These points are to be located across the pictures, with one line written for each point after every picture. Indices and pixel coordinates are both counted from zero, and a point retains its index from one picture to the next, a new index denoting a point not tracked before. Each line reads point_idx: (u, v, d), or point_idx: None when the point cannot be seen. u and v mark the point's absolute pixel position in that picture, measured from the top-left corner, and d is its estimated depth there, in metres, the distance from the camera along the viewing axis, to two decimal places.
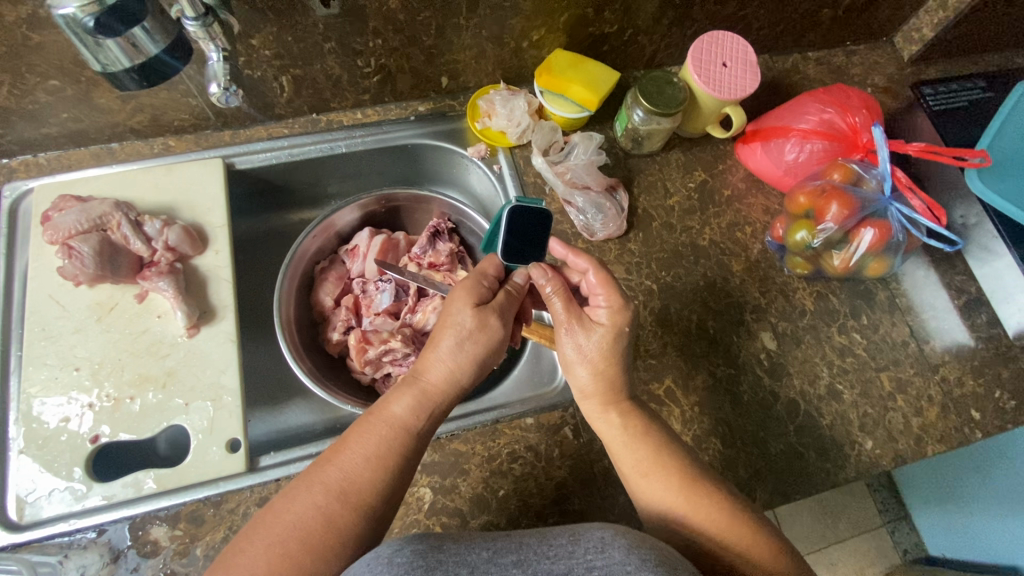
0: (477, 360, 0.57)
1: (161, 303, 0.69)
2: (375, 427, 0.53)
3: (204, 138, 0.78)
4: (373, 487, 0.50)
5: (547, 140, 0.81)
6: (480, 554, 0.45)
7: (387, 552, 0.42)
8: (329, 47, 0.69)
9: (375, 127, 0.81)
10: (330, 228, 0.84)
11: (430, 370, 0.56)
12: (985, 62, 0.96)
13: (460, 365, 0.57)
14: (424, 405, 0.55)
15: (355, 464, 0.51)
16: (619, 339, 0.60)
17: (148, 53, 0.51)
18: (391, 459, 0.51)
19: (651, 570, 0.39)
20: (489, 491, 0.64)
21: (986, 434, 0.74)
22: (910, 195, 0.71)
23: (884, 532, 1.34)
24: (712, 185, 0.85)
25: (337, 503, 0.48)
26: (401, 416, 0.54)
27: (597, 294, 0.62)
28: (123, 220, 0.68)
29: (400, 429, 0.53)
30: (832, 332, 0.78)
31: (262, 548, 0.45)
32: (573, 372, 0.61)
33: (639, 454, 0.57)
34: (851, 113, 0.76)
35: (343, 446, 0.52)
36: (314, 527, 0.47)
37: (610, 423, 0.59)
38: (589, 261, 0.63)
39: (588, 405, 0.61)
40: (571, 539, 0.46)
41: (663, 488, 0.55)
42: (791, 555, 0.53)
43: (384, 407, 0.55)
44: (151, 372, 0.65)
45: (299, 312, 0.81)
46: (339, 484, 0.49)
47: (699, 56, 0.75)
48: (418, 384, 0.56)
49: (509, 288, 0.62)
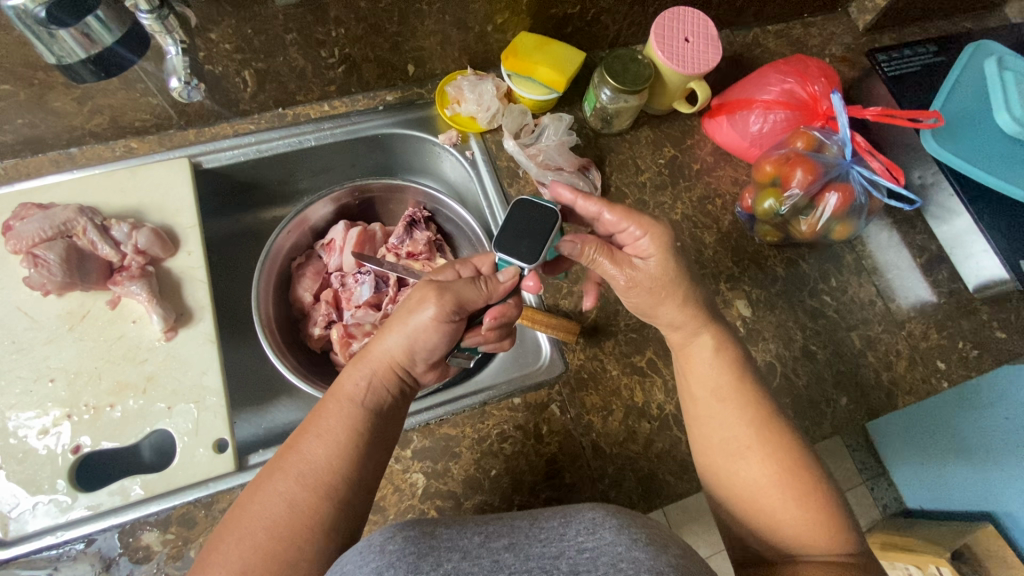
0: (412, 334, 0.55)
1: (136, 308, 0.67)
2: (327, 404, 0.53)
3: (168, 139, 0.76)
4: (328, 464, 0.50)
5: (518, 124, 0.81)
6: (472, 539, 0.46)
7: (379, 540, 0.43)
8: (290, 38, 0.68)
9: (343, 118, 0.81)
10: (305, 223, 0.83)
11: (376, 345, 0.56)
12: (934, 28, 0.99)
13: (397, 340, 0.55)
14: (368, 376, 0.55)
15: (310, 444, 0.51)
16: (671, 259, 0.60)
17: (104, 43, 0.50)
18: (340, 433, 0.51)
19: (642, 548, 0.42)
20: (481, 472, 0.65)
21: (951, 383, 0.78)
22: (869, 157, 0.74)
23: (864, 490, 1.39)
24: (682, 159, 0.86)
25: (297, 487, 0.48)
26: (348, 389, 0.54)
27: (625, 228, 0.61)
28: (89, 225, 0.66)
29: (346, 401, 0.53)
30: (803, 296, 0.80)
31: (232, 544, 0.46)
32: (656, 313, 0.62)
33: (723, 378, 0.59)
34: (810, 82, 0.78)
35: (300, 429, 0.52)
36: (281, 515, 0.47)
37: (702, 346, 0.61)
38: (597, 203, 0.62)
39: (679, 337, 0.62)
40: (562, 521, 0.47)
41: (735, 416, 0.57)
42: (817, 501, 0.53)
43: (338, 385, 0.55)
44: (129, 378, 0.64)
45: (278, 311, 0.80)
46: (297, 468, 0.49)
47: (662, 33, 0.77)
48: (364, 358, 0.56)
49: (480, 280, 0.57)
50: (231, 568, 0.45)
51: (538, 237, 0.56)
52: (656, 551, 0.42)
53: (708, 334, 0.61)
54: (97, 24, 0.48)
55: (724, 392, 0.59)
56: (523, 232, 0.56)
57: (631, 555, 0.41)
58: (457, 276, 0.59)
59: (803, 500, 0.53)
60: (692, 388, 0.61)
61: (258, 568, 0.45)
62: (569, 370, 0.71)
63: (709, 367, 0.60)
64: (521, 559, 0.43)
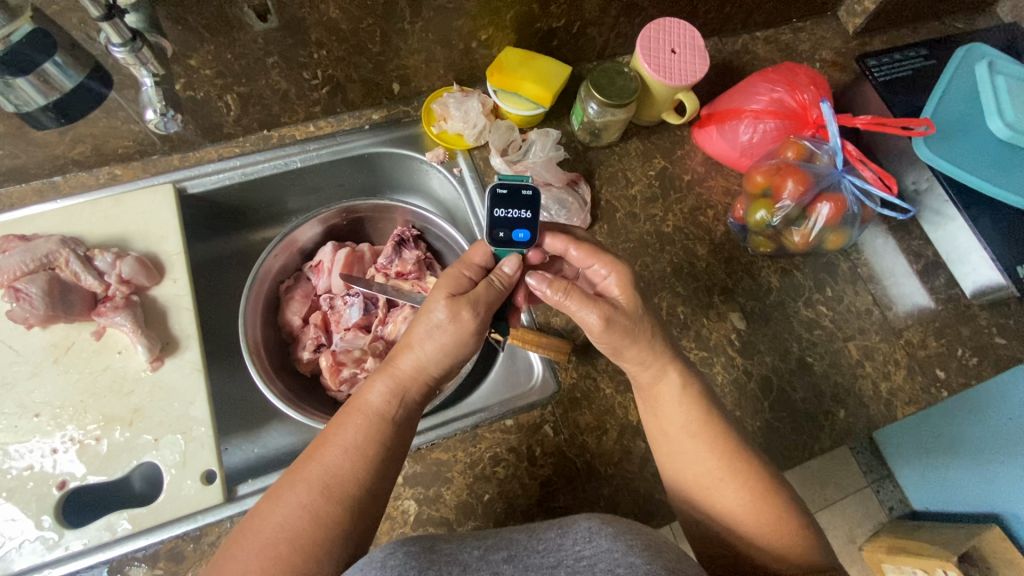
0: (446, 348, 0.55)
1: (121, 338, 0.66)
2: (350, 417, 0.53)
3: (151, 165, 0.76)
4: (354, 478, 0.50)
5: (505, 139, 0.80)
6: (472, 552, 0.46)
7: (381, 556, 0.42)
8: (272, 62, 0.68)
9: (329, 138, 0.80)
10: (293, 245, 0.82)
11: (402, 357, 0.55)
12: (924, 31, 0.99)
13: (428, 355, 0.55)
14: (399, 391, 0.54)
15: (335, 456, 0.50)
16: (637, 297, 0.60)
17: (62, 87, 0.53)
18: (370, 449, 0.51)
19: (639, 554, 0.41)
20: (474, 497, 0.64)
21: (951, 393, 0.77)
22: (860, 166, 0.72)
23: (870, 492, 1.36)
24: (672, 170, 0.85)
25: (321, 499, 0.48)
26: (376, 404, 0.53)
27: (591, 266, 0.62)
28: (71, 256, 0.65)
29: (375, 416, 0.53)
30: (798, 307, 0.79)
31: (253, 552, 0.45)
32: (621, 355, 0.60)
33: (702, 427, 0.58)
34: (799, 90, 0.77)
35: (323, 440, 0.52)
36: (303, 525, 0.47)
37: (685, 378, 0.60)
38: (563, 239, 0.63)
39: (650, 382, 0.60)
40: (559, 532, 0.48)
41: (713, 458, 0.57)
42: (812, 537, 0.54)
43: (361, 397, 0.55)
44: (116, 411, 0.63)
45: (267, 335, 0.78)
46: (321, 480, 0.49)
47: (647, 45, 0.76)
48: (389, 369, 0.55)
49: (494, 280, 0.58)
50: None
51: (527, 219, 0.59)
52: (652, 556, 0.42)
53: (687, 383, 0.60)
54: (55, 69, 0.51)
55: (698, 413, 0.58)
56: (508, 221, 0.59)
57: (628, 561, 0.41)
58: (467, 281, 0.59)
59: (778, 522, 0.54)
60: (662, 425, 0.60)
61: None
62: (562, 390, 0.70)
63: (686, 393, 0.59)
64: (519, 570, 0.43)
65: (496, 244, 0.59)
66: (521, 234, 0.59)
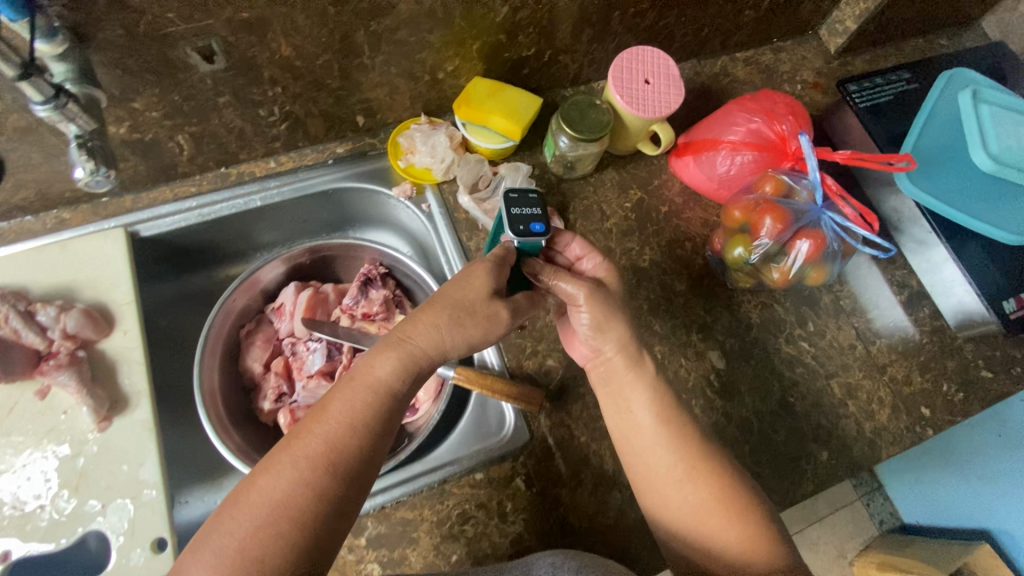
0: (469, 339, 0.53)
1: (66, 398, 0.63)
2: (356, 392, 0.50)
3: (102, 207, 0.72)
4: (359, 454, 0.48)
5: (474, 174, 0.78)
6: None
7: None
8: (224, 101, 0.64)
9: (291, 174, 0.77)
10: (255, 285, 0.79)
11: (418, 332, 0.52)
12: (908, 48, 0.96)
13: (446, 337, 0.52)
14: (410, 368, 0.51)
15: (338, 430, 0.48)
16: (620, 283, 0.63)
17: None
18: (376, 426, 0.49)
19: None
20: (441, 558, 0.61)
21: (937, 431, 0.74)
22: (841, 203, 0.70)
23: (860, 506, 1.34)
24: (649, 202, 0.82)
25: (324, 476, 0.46)
26: (386, 379, 0.50)
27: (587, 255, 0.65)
28: (11, 312, 0.62)
29: (383, 393, 0.50)
30: (779, 343, 0.77)
31: (250, 527, 0.43)
32: None
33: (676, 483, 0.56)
34: (777, 121, 0.74)
35: (325, 410, 0.49)
36: (304, 502, 0.45)
37: (659, 432, 0.57)
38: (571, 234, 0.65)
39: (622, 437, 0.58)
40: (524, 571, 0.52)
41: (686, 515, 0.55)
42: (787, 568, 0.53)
43: (367, 369, 0.51)
44: (61, 475, 0.60)
45: (227, 384, 0.75)
46: (325, 456, 0.46)
47: (620, 75, 0.73)
48: (404, 345, 0.52)
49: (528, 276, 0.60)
50: (249, 556, 0.42)
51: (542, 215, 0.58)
52: None
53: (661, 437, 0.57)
54: None
55: (670, 469, 0.56)
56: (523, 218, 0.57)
57: None
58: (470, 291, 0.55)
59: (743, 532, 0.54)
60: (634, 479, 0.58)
61: (274, 560, 0.43)
62: (535, 440, 0.67)
63: (660, 445, 0.57)
64: None
65: (518, 238, 0.57)
66: (539, 227, 0.58)
